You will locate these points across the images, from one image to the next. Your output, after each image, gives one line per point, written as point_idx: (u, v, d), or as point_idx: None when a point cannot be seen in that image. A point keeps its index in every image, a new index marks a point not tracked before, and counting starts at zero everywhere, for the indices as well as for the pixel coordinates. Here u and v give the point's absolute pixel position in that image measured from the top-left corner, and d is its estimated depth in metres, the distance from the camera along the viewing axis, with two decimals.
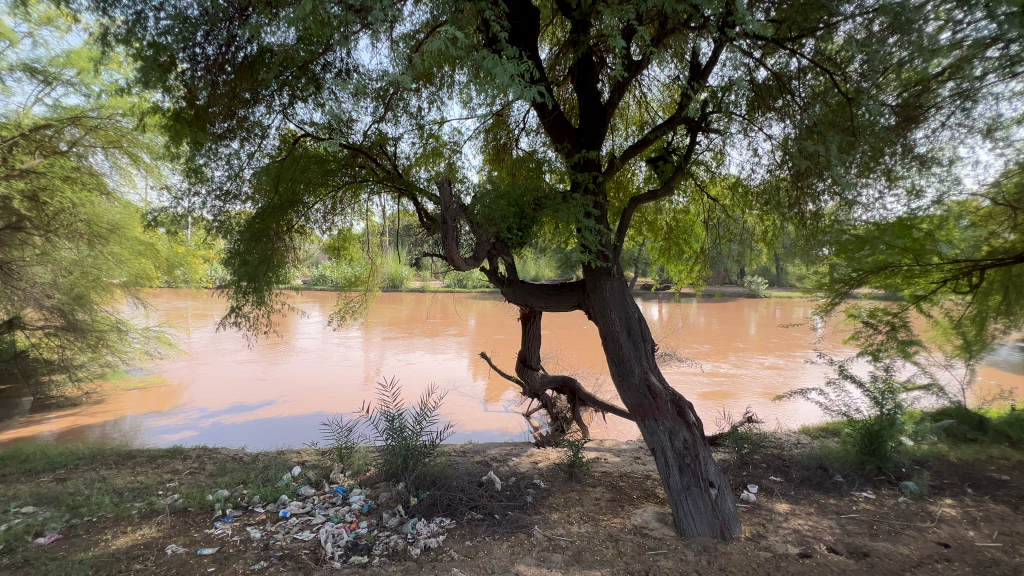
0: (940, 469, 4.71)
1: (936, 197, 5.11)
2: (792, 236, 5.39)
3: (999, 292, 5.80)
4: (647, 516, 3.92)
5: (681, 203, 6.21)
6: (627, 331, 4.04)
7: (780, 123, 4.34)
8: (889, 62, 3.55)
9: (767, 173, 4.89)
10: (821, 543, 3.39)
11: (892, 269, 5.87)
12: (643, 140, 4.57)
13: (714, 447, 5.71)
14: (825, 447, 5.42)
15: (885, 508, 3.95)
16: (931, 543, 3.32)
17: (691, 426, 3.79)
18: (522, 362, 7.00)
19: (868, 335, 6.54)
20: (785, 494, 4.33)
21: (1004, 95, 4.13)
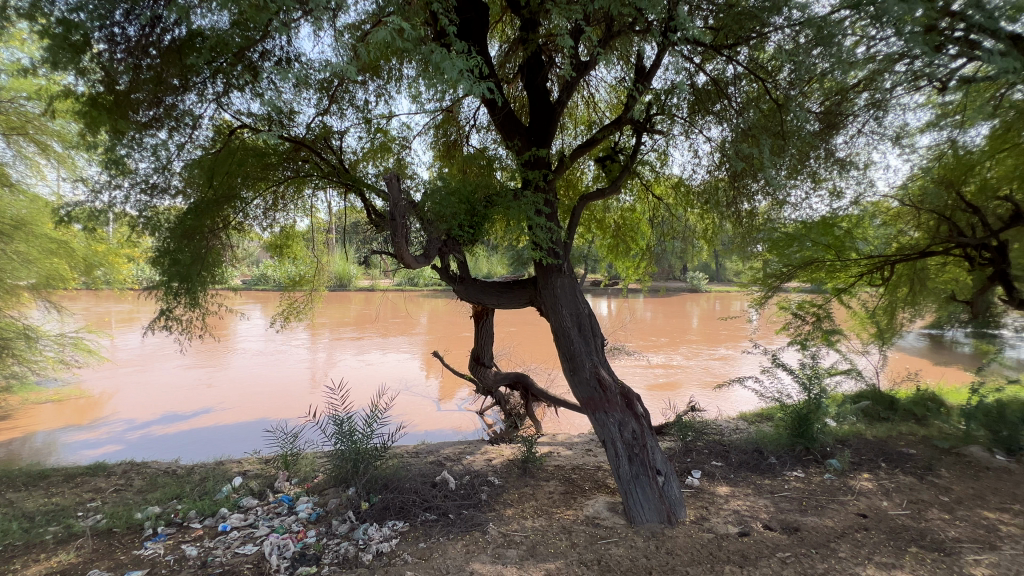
0: (859, 446, 5.16)
1: (854, 197, 5.57)
2: (729, 233, 5.70)
3: (906, 284, 6.43)
4: (599, 506, 4.03)
5: (628, 202, 6.40)
6: (578, 327, 4.12)
7: (718, 126, 4.57)
8: (813, 72, 3.81)
9: (707, 173, 5.14)
10: (758, 521, 3.62)
11: (818, 264, 6.34)
12: (591, 139, 4.67)
13: (661, 436, 5.96)
14: (761, 431, 5.78)
15: (812, 485, 4.28)
16: (852, 515, 3.63)
17: (640, 417, 3.91)
18: (475, 360, 6.98)
19: (796, 326, 6.99)
20: (725, 477, 4.59)
21: (910, 106, 4.57)
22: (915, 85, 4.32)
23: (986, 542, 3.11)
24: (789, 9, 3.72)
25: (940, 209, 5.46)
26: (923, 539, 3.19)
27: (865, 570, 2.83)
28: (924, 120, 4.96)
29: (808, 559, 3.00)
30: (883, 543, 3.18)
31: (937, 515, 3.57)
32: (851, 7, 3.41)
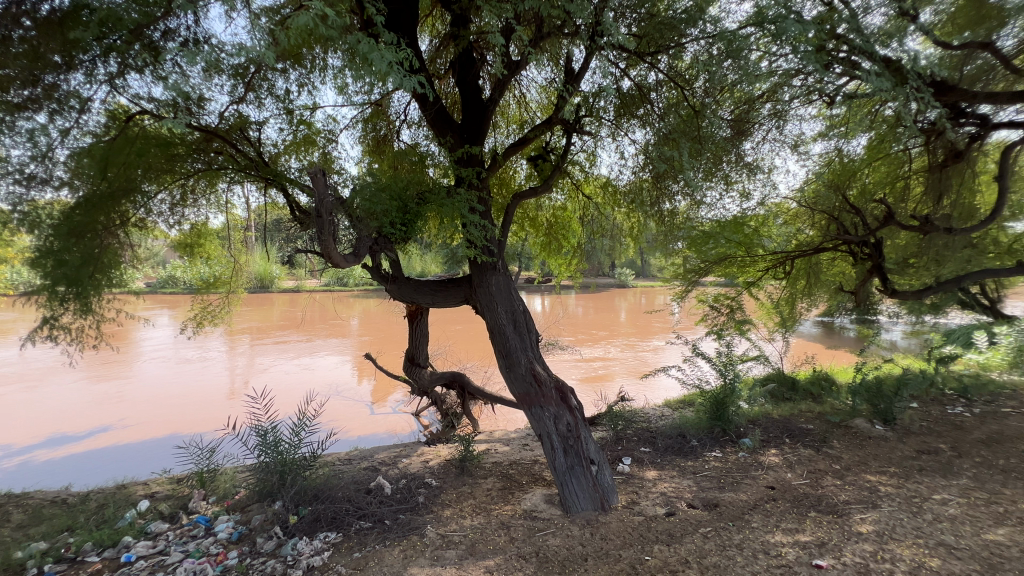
0: (767, 425, 5.67)
1: (761, 198, 6.12)
2: (653, 231, 6.03)
3: (803, 278, 7.17)
4: (536, 499, 4.11)
5: (559, 201, 6.56)
6: (513, 323, 4.16)
7: (642, 130, 4.81)
8: (724, 81, 4.12)
9: (633, 174, 5.39)
10: (682, 500, 3.88)
11: (730, 260, 6.89)
12: (523, 138, 4.72)
13: (593, 426, 6.19)
14: (683, 417, 6.18)
15: (729, 463, 4.65)
16: (763, 488, 4.00)
17: (574, 409, 4.03)
18: (409, 361, 6.83)
19: (713, 317, 7.54)
20: (653, 462, 4.86)
21: (804, 117, 5.09)
22: (808, 98, 4.82)
23: (870, 502, 3.54)
24: (703, 22, 3.99)
25: (831, 210, 6.13)
26: (820, 504, 3.58)
27: (774, 536, 3.12)
28: (817, 130, 5.54)
29: (726, 532, 3.25)
30: (788, 511, 3.52)
31: (831, 482, 4.02)
32: (755, 24, 3.72)
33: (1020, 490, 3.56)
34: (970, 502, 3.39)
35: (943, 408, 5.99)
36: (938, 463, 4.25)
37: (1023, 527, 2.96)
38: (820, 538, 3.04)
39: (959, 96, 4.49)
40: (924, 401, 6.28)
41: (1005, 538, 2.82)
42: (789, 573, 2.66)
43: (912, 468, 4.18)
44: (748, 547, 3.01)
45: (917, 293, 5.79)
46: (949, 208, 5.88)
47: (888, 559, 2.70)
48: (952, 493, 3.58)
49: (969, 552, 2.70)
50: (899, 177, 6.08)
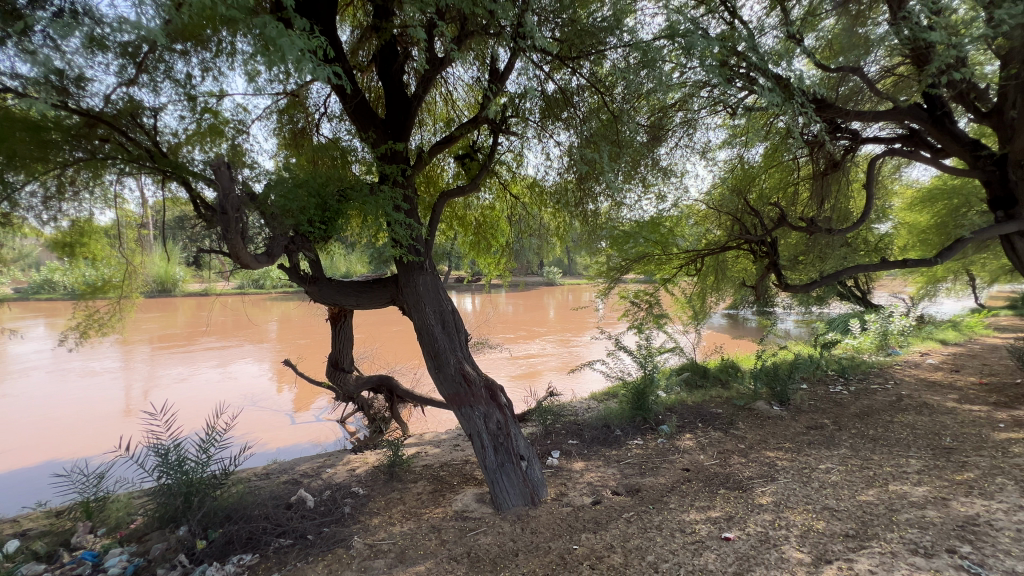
0: (682, 412, 6.10)
1: (675, 200, 6.56)
2: (578, 231, 6.25)
3: (712, 274, 7.79)
4: (467, 500, 4.09)
5: (487, 200, 6.59)
6: (441, 324, 4.10)
7: (566, 132, 4.94)
8: (641, 89, 4.34)
9: (558, 175, 5.54)
10: (607, 488, 4.06)
11: (648, 258, 7.33)
12: (449, 136, 4.67)
13: (524, 423, 6.30)
14: (608, 408, 6.47)
15: (649, 450, 4.93)
16: (680, 470, 4.29)
17: (503, 407, 4.06)
18: (333, 366, 6.51)
19: (634, 312, 7.97)
20: (580, 453, 5.04)
21: (711, 126, 5.53)
22: (714, 109, 5.23)
23: (769, 475, 3.93)
24: (621, 33, 4.17)
25: (735, 212, 6.70)
26: (728, 481, 3.91)
27: (689, 515, 3.37)
28: (722, 138, 6.04)
29: (647, 515, 3.45)
30: (701, 490, 3.81)
31: (737, 460, 4.40)
32: (667, 37, 3.96)
33: (885, 455, 4.14)
34: (848, 469, 3.88)
35: (827, 388, 6.80)
36: (822, 436, 4.82)
37: (888, 486, 3.44)
38: (728, 512, 3.32)
39: (836, 113, 5.12)
40: (811, 382, 7.10)
41: (874, 497, 3.26)
42: (702, 547, 2.88)
43: (802, 442, 4.70)
44: (666, 527, 3.21)
45: (805, 286, 6.45)
46: (828, 212, 6.68)
47: (784, 525, 3.02)
48: (834, 461, 4.08)
49: (847, 512, 3.09)
50: (790, 183, 6.80)
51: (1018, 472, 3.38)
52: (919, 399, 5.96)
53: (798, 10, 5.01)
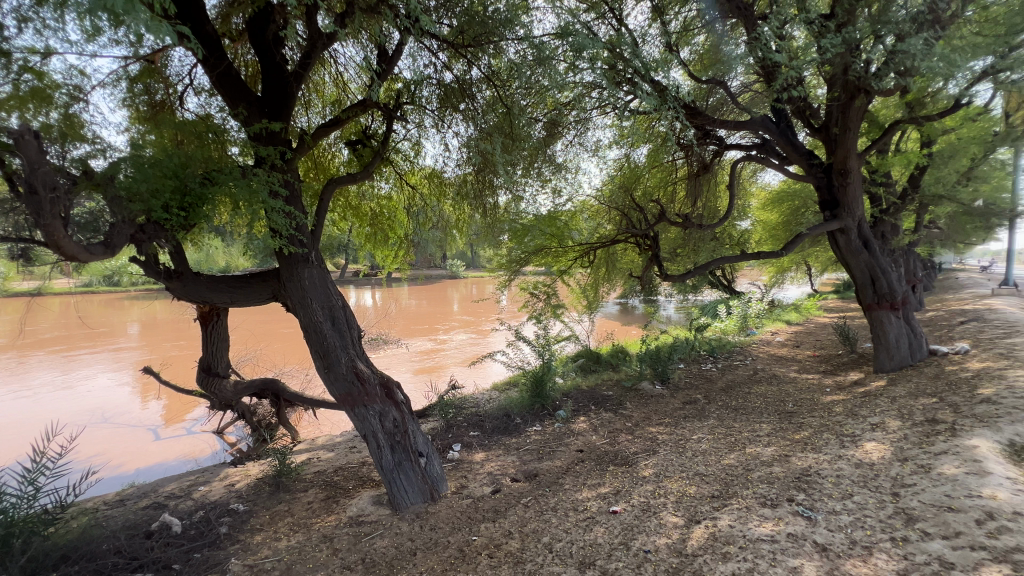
0: (577, 396, 6.42)
1: (569, 195, 6.82)
2: (479, 223, 6.26)
3: (604, 266, 8.30)
4: (363, 503, 3.89)
5: (384, 190, 6.30)
6: (331, 320, 3.82)
7: (465, 124, 4.85)
8: (536, 85, 4.40)
9: (457, 168, 5.45)
10: (506, 476, 4.14)
11: (546, 251, 7.56)
12: (337, 119, 4.34)
13: (424, 419, 6.18)
14: (508, 397, 6.60)
15: (546, 435, 5.12)
16: (575, 452, 4.52)
17: (401, 404, 3.89)
18: (205, 372, 5.77)
19: (533, 303, 8.21)
20: (481, 445, 5.06)
21: (601, 125, 5.83)
22: (604, 110, 5.55)
23: (651, 449, 4.30)
24: (517, 27, 4.15)
25: (622, 207, 7.18)
26: (617, 458, 4.20)
27: (581, 493, 3.55)
28: (611, 138, 6.42)
29: (543, 498, 3.57)
30: (592, 469, 4.04)
31: (625, 437, 4.74)
32: (560, 37, 4.04)
33: (743, 422, 4.74)
34: (715, 437, 4.38)
35: (700, 366, 7.65)
36: (695, 410, 5.39)
37: (745, 448, 3.95)
38: (616, 487, 3.56)
39: (704, 121, 5.70)
40: (687, 362, 7.92)
41: (735, 460, 3.71)
42: (593, 523, 3.06)
43: (679, 417, 5.21)
44: (561, 507, 3.35)
45: (682, 277, 6.95)
46: (700, 210, 7.47)
47: (663, 493, 3.31)
48: (704, 431, 4.59)
49: (714, 475, 3.48)
50: (669, 183, 7.47)
51: (839, 427, 4.06)
52: (770, 371, 6.95)
53: (676, 24, 5.45)
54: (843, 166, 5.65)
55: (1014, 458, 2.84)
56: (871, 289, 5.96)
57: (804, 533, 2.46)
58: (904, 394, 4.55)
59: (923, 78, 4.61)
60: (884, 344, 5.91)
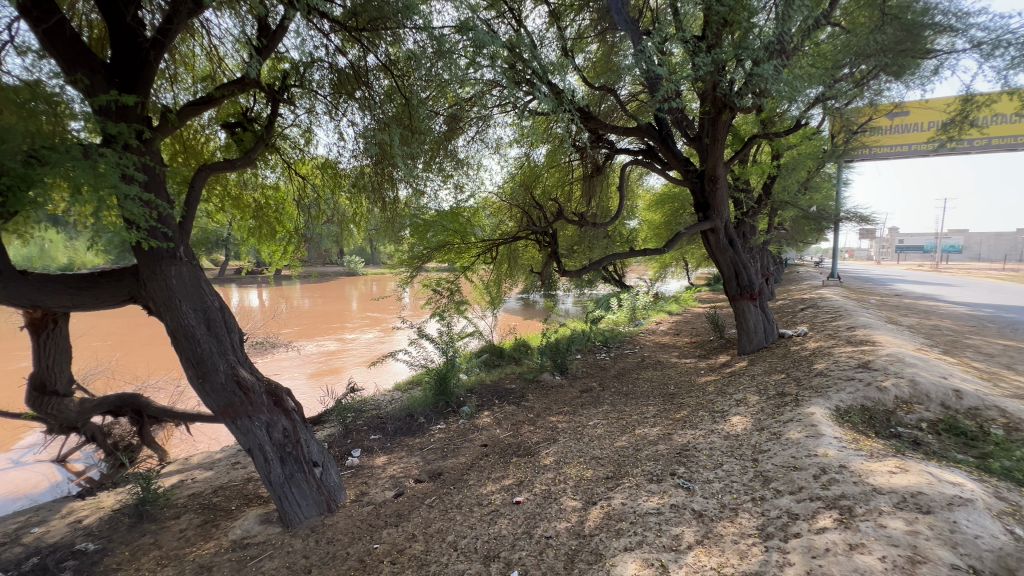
0: (481, 391, 6.47)
1: (472, 191, 6.80)
2: (378, 218, 6.00)
3: (506, 262, 8.43)
4: (248, 523, 3.53)
5: (270, 179, 5.76)
6: (206, 323, 3.38)
7: (360, 114, 4.58)
8: (437, 78, 4.28)
9: (353, 160, 5.14)
10: (410, 478, 4.04)
11: (448, 247, 7.47)
12: (209, 98, 3.86)
13: (320, 425, 5.79)
14: (411, 397, 6.42)
15: (450, 432, 5.09)
16: (479, 446, 4.55)
17: (290, 412, 3.59)
18: (38, 391, 4.82)
19: (436, 300, 8.07)
20: (382, 448, 4.87)
21: (502, 123, 5.89)
22: (504, 109, 5.61)
23: (552, 438, 4.47)
24: (416, 16, 3.97)
25: (522, 205, 7.36)
26: (519, 449, 4.30)
27: (485, 487, 3.59)
28: (511, 137, 6.53)
29: (448, 496, 3.55)
30: (496, 462, 4.10)
31: (527, 428, 4.88)
32: (461, 31, 3.98)
33: (633, 406, 5.14)
34: (609, 421, 4.69)
35: (595, 356, 8.14)
36: (591, 398, 5.72)
37: (634, 430, 4.29)
38: (518, 478, 3.65)
39: (596, 125, 6.03)
40: (584, 352, 8.41)
41: (627, 441, 4.01)
42: (497, 516, 3.10)
43: (577, 405, 5.49)
44: (466, 504, 3.35)
45: (579, 273, 7.29)
46: (594, 209, 7.94)
47: (563, 479, 3.46)
48: (599, 417, 4.89)
49: (608, 457, 3.73)
50: (567, 182, 7.81)
51: (712, 405, 4.58)
52: (655, 358, 7.61)
53: (572, 31, 5.70)
54: (712, 172, 6.35)
55: (840, 421, 3.43)
56: (735, 282, 6.75)
57: (684, 503, 2.74)
58: (760, 372, 5.28)
59: (773, 99, 5.35)
60: (745, 330, 6.78)
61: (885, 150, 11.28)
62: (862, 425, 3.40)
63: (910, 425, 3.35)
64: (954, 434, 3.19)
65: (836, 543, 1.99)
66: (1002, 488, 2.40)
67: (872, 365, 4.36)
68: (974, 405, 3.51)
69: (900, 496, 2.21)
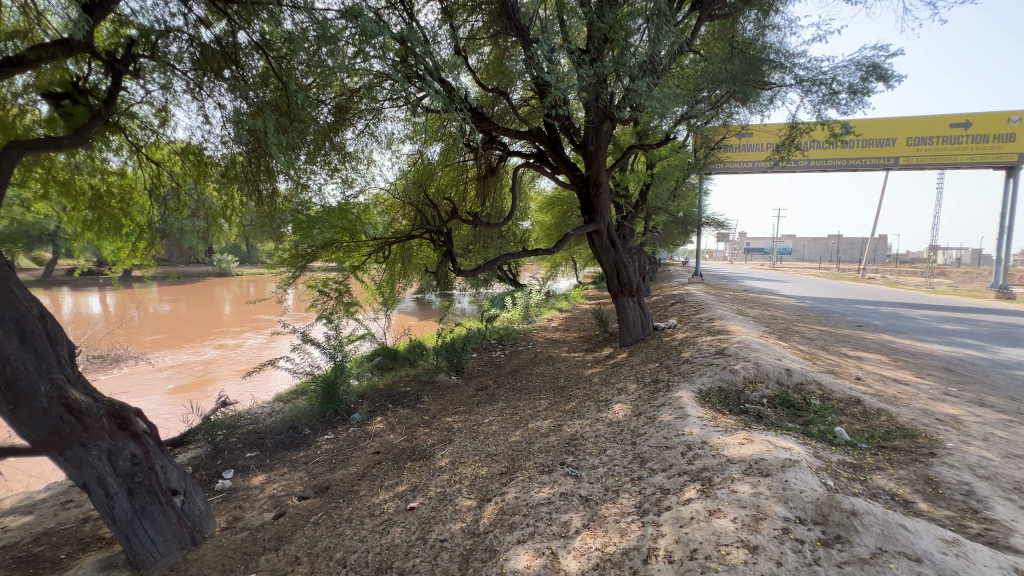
0: (374, 396, 6.19)
1: (362, 187, 6.46)
2: (253, 212, 5.43)
3: (400, 262, 8.12)
4: (85, 572, 2.96)
5: (113, 164, 4.90)
6: (18, 336, 2.72)
7: (230, 95, 4.09)
8: (321, 65, 3.94)
9: (222, 147, 4.57)
10: (292, 496, 3.71)
11: (336, 246, 6.98)
12: (21, 61, 3.15)
13: (182, 447, 5.06)
14: (294, 407, 5.91)
15: (339, 442, 4.78)
16: (371, 454, 4.34)
17: (141, 436, 3.08)
18: None
19: (323, 302, 7.53)
20: (260, 466, 4.41)
21: (393, 119, 5.68)
22: (396, 103, 5.41)
23: (447, 439, 4.43)
24: None
25: (415, 203, 7.19)
26: (414, 453, 4.19)
27: (378, 497, 3.44)
28: (404, 133, 6.34)
29: (336, 511, 3.33)
30: (390, 469, 3.95)
31: (422, 431, 4.78)
32: (347, 18, 3.71)
33: (526, 401, 5.30)
34: (503, 417, 4.78)
35: (490, 354, 8.26)
36: (486, 396, 5.79)
37: (527, 424, 4.42)
38: (413, 483, 3.56)
39: (489, 126, 6.07)
40: (479, 351, 8.47)
41: (520, 436, 4.12)
42: (390, 525, 2.98)
43: (472, 404, 5.51)
44: (356, 516, 3.18)
45: (474, 272, 7.30)
46: (488, 209, 8.05)
47: (458, 480, 3.45)
48: (495, 414, 4.96)
49: (502, 453, 3.80)
50: (461, 181, 7.81)
51: (597, 395, 4.91)
52: (547, 353, 7.96)
53: (465, 31, 5.73)
54: (597, 177, 6.77)
55: (702, 402, 3.88)
56: (617, 280, 7.26)
57: (572, 490, 2.89)
58: (638, 362, 5.78)
59: (647, 114, 5.89)
60: (626, 324, 7.39)
61: (736, 165, 13.06)
62: (720, 404, 3.89)
63: (755, 401, 3.92)
64: (786, 406, 3.80)
65: (699, 511, 2.25)
66: (819, 448, 2.91)
67: (726, 352, 5.01)
68: (800, 380, 4.21)
69: (748, 464, 2.56)
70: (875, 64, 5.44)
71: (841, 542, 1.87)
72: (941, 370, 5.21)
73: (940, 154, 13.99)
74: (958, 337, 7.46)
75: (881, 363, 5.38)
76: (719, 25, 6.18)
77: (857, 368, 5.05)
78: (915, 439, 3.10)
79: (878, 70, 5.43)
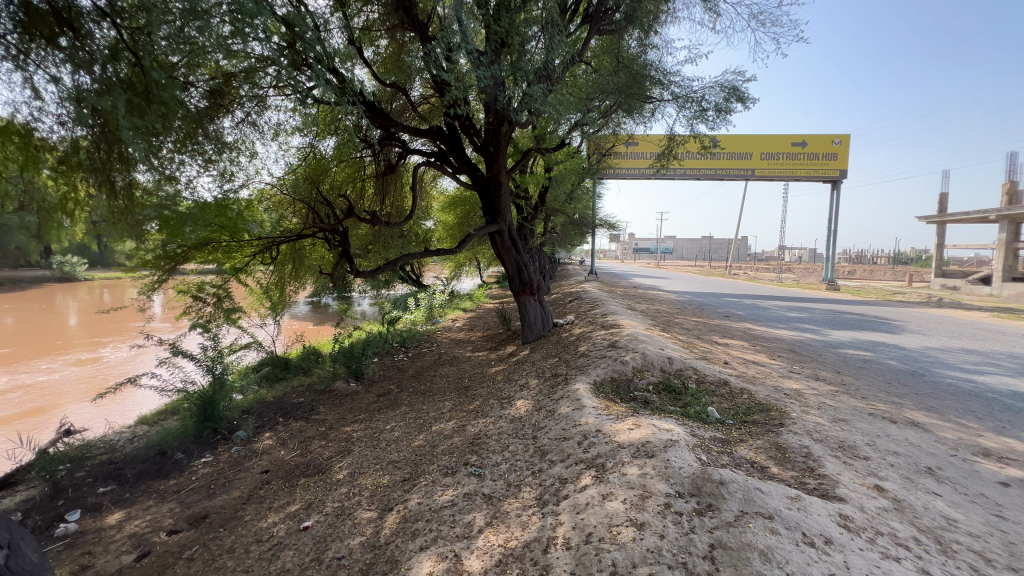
0: (261, 410, 5.65)
1: (244, 180, 5.84)
2: (105, 205, 4.66)
3: (290, 262, 7.50)
4: None
5: None
6: None
7: (68, 68, 3.42)
8: (187, 41, 3.48)
9: (60, 129, 3.82)
10: (160, 531, 3.25)
11: (213, 246, 6.26)
12: None
13: (8, 489, 4.16)
14: (162, 430, 5.17)
15: (219, 465, 4.29)
16: (257, 475, 3.95)
17: None
18: None
19: (197, 308, 6.72)
20: (117, 502, 3.79)
21: (280, 109, 5.23)
22: (283, 91, 4.99)
23: (345, 449, 4.20)
24: None
25: (306, 200, 6.69)
26: (308, 469, 3.90)
27: (266, 520, 3.15)
28: (292, 124, 5.87)
29: (215, 542, 2.98)
30: (280, 488, 3.63)
31: (317, 444, 4.46)
32: None
33: (430, 403, 5.22)
34: (406, 422, 4.66)
35: (393, 357, 7.99)
36: (388, 401, 5.58)
37: (431, 427, 4.35)
38: (307, 501, 3.31)
39: (387, 122, 5.86)
40: (381, 354, 8.15)
41: (424, 439, 4.05)
42: (279, 549, 2.75)
43: (373, 411, 5.28)
44: (239, 545, 2.88)
45: (373, 273, 6.97)
46: (388, 208, 7.79)
47: (357, 492, 3.28)
48: (397, 419, 4.81)
49: (405, 459, 3.69)
50: (358, 178, 7.43)
51: (500, 392, 4.98)
52: (452, 354, 7.90)
53: (359, 21, 5.51)
54: (497, 178, 6.85)
55: (597, 392, 4.13)
56: (519, 279, 7.43)
57: (475, 489, 2.90)
58: (539, 358, 5.98)
59: (544, 119, 6.11)
60: (527, 323, 7.61)
61: (624, 171, 14.11)
62: (612, 394, 4.17)
63: (642, 388, 4.26)
64: (668, 391, 4.19)
65: (593, 496, 2.38)
66: (695, 427, 3.25)
67: (617, 344, 5.39)
68: (679, 366, 4.67)
69: (635, 447, 2.78)
70: (735, 87, 6.21)
71: (711, 509, 2.10)
72: (788, 351, 6.13)
73: (785, 167, 16.45)
74: (800, 323, 8.83)
75: (743, 348, 6.18)
76: (607, 39, 6.64)
77: (724, 353, 5.74)
78: (768, 412, 3.60)
79: (737, 92, 6.21)
